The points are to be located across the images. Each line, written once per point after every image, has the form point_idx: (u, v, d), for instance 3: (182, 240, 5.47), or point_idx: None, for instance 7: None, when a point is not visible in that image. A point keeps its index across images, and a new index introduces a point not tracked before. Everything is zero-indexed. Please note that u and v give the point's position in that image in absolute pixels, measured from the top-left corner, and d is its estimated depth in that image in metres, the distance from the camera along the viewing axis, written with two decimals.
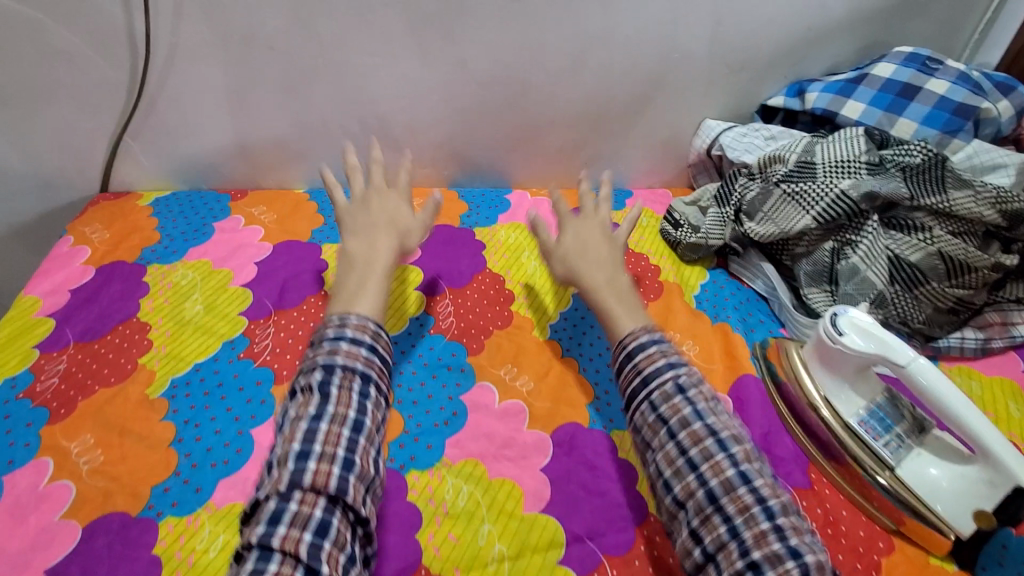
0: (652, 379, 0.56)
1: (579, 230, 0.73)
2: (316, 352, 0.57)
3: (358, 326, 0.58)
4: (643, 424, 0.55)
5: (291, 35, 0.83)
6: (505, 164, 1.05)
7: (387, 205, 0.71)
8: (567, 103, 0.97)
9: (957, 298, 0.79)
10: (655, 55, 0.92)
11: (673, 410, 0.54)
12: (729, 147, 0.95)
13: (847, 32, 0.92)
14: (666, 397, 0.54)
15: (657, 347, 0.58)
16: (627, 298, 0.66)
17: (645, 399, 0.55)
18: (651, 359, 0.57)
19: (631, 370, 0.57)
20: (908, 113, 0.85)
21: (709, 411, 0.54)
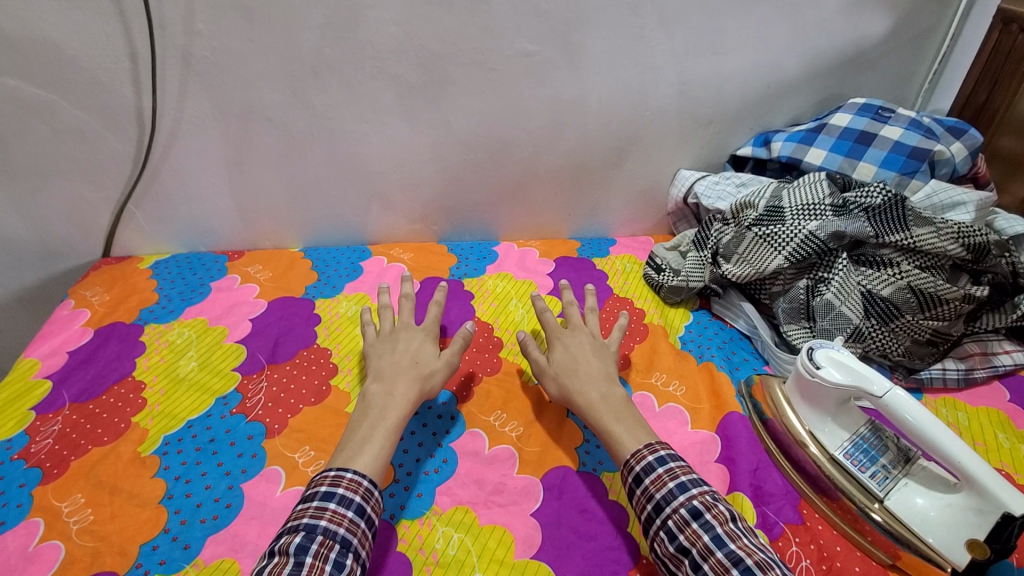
0: (661, 499, 0.58)
1: (574, 362, 0.73)
2: (317, 487, 0.57)
3: (352, 481, 0.57)
4: (665, 555, 0.56)
5: (288, 108, 0.90)
6: (492, 218, 1.10)
7: (412, 346, 0.75)
8: (548, 160, 1.03)
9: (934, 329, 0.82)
10: (627, 114, 0.99)
11: (691, 539, 0.54)
12: (704, 195, 1.00)
13: (803, 88, 1.00)
14: (682, 523, 0.55)
15: (664, 468, 0.60)
16: (620, 412, 0.67)
17: (661, 527, 0.57)
18: (659, 483, 0.59)
19: (643, 495, 0.59)
20: (866, 158, 0.91)
21: (727, 536, 0.53)
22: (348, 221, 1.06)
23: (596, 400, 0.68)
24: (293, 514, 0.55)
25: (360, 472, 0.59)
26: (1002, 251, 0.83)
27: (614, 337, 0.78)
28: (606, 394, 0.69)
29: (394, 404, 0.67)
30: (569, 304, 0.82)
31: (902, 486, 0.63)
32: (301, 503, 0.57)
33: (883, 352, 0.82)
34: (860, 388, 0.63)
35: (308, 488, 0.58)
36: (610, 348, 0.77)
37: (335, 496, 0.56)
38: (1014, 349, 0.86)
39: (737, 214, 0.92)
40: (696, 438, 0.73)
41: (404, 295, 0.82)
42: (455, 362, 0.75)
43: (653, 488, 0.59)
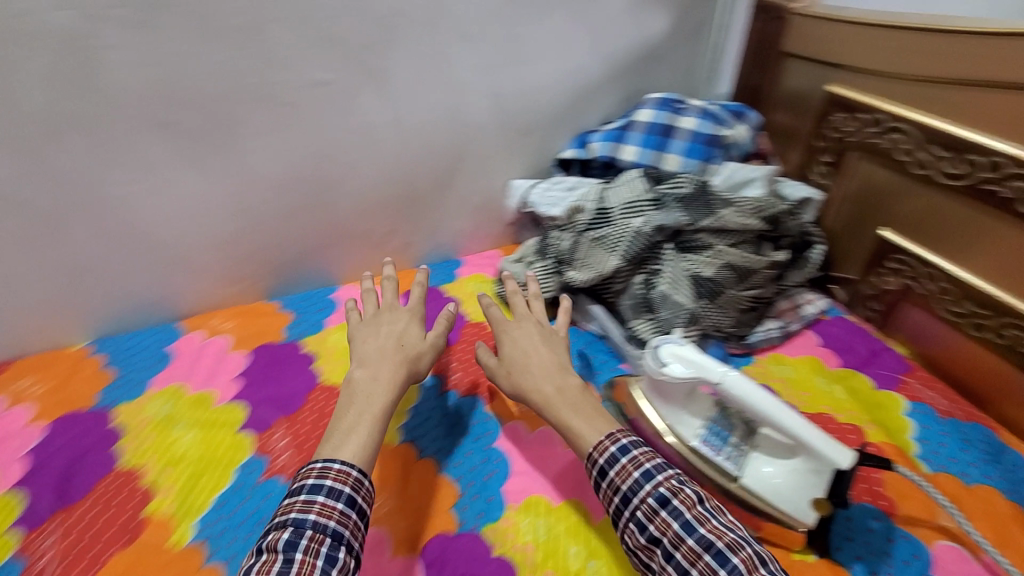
0: (625, 495, 0.57)
1: (528, 359, 0.73)
2: (268, 492, 0.55)
3: (340, 472, 0.56)
4: (636, 546, 0.56)
5: (26, 180, 0.71)
6: (326, 262, 1.00)
7: (398, 327, 0.77)
8: (374, 191, 0.95)
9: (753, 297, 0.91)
10: (447, 134, 0.95)
11: (662, 528, 0.54)
12: (540, 203, 1.01)
13: (608, 87, 1.04)
14: (651, 512, 0.55)
15: (627, 457, 0.59)
16: (578, 405, 0.66)
17: (630, 518, 0.56)
18: (621, 479, 0.58)
19: (609, 487, 0.59)
20: (672, 149, 0.98)
21: (696, 521, 0.53)
22: (147, 299, 0.89)
23: (552, 394, 0.68)
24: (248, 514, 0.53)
25: (351, 463, 0.58)
26: (792, 216, 0.94)
27: (561, 328, 0.80)
28: (578, 376, 0.70)
29: (399, 369, 0.70)
30: (512, 294, 0.85)
31: (752, 460, 0.67)
32: None
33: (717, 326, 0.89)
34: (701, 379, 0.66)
35: (257, 496, 0.55)
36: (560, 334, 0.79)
37: (320, 488, 0.54)
38: (815, 298, 0.99)
39: (569, 221, 0.93)
40: (570, 460, 0.72)
41: (386, 275, 0.85)
42: (440, 343, 0.79)
43: (616, 484, 0.58)
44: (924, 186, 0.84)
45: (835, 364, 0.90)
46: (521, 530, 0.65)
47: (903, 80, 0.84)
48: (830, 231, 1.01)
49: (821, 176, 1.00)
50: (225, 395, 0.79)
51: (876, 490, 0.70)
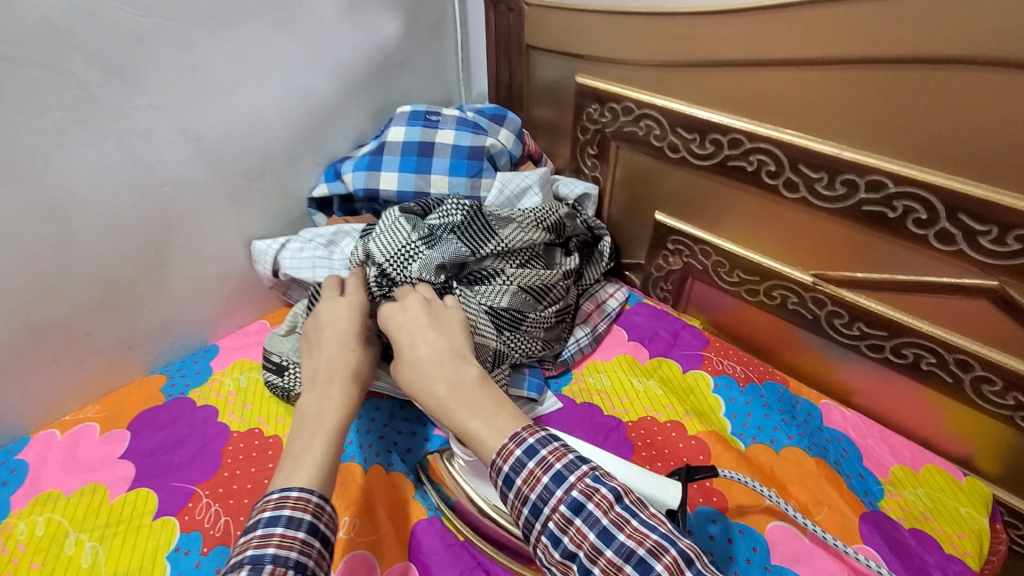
0: (532, 509, 0.46)
1: (411, 354, 0.58)
2: (285, 499, 0.46)
3: (298, 498, 0.46)
4: (552, 564, 0.45)
5: None
6: (3, 406, 0.72)
7: (337, 325, 0.65)
8: (45, 294, 0.70)
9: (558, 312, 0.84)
10: (137, 201, 0.73)
11: (577, 540, 0.44)
12: (292, 270, 0.83)
13: (347, 105, 0.89)
14: (564, 523, 0.45)
15: (535, 460, 0.47)
16: (477, 402, 0.52)
17: (542, 532, 0.46)
18: (526, 489, 0.46)
19: (517, 498, 0.47)
20: (435, 169, 0.87)
21: (616, 527, 0.44)
22: None
23: (447, 390, 0.53)
24: (264, 521, 0.44)
25: (311, 490, 0.47)
26: (573, 217, 0.90)
27: (452, 301, 0.66)
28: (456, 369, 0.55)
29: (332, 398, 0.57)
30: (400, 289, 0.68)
31: None
32: (268, 518, 0.45)
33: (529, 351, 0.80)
34: None
35: (272, 503, 0.46)
36: (450, 305, 0.65)
37: (293, 509, 0.45)
38: (615, 290, 0.97)
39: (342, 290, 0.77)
40: None
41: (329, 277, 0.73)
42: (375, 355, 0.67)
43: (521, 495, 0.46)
44: (678, 168, 0.85)
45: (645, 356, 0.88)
46: None
47: (642, 66, 0.82)
48: (612, 222, 1.00)
49: (592, 169, 0.97)
50: None
51: (707, 487, 0.69)
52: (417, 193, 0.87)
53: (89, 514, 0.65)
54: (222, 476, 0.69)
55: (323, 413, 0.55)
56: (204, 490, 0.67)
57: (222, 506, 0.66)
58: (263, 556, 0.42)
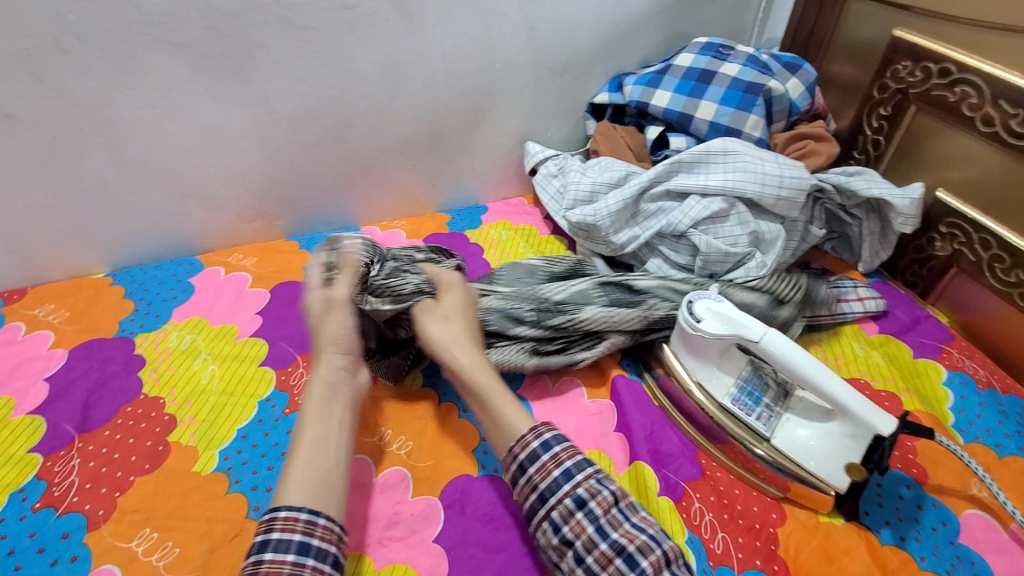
0: (539, 498, 0.54)
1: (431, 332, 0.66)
2: (276, 521, 0.48)
3: (288, 519, 0.48)
4: (548, 545, 0.53)
5: (37, 100, 0.69)
6: (346, 202, 0.95)
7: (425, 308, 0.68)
8: (397, 127, 0.90)
9: (797, 282, 0.77)
10: (476, 68, 0.88)
11: (575, 530, 0.51)
12: (535, 189, 0.96)
13: (651, 24, 0.97)
14: (567, 514, 0.52)
15: (549, 454, 0.55)
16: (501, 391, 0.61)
17: (544, 518, 0.53)
18: (535, 477, 0.54)
19: (527, 484, 0.55)
20: (707, 96, 0.90)
21: (611, 525, 0.51)
22: (162, 230, 0.86)
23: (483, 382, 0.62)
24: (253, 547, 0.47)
25: (314, 509, 0.49)
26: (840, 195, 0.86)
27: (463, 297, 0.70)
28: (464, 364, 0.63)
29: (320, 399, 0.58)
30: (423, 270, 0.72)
31: (785, 422, 0.65)
32: (255, 545, 0.47)
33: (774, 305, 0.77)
34: (739, 336, 0.63)
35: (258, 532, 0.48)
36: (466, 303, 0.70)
37: (282, 532, 0.47)
38: (867, 297, 0.87)
39: (574, 232, 0.86)
40: (593, 410, 0.71)
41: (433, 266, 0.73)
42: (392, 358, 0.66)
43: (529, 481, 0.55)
44: (989, 146, 0.77)
45: (870, 330, 0.86)
46: None
47: (973, 26, 0.77)
48: None
49: (875, 130, 0.93)
50: (246, 331, 0.77)
51: (908, 457, 0.68)
52: (681, 115, 0.90)
53: None
54: None
55: (320, 411, 0.57)
56: None
57: None
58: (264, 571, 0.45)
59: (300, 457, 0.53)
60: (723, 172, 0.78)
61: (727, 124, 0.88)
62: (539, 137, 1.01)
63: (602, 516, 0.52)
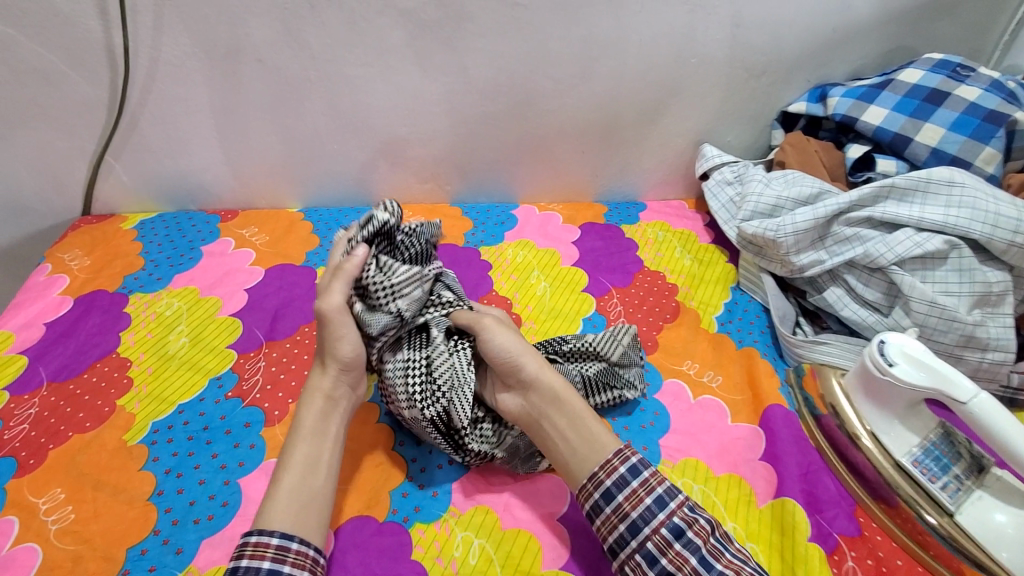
0: (631, 526, 0.50)
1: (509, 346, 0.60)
2: (252, 547, 0.47)
3: (258, 545, 0.47)
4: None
5: (281, 48, 0.78)
6: (510, 178, 0.98)
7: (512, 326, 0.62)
8: (575, 112, 0.90)
9: (1010, 345, 0.67)
10: (669, 60, 0.86)
11: (676, 563, 0.47)
12: (704, 194, 0.92)
13: (871, 33, 0.88)
14: (663, 545, 0.48)
15: (638, 480, 0.51)
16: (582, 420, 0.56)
17: (637, 550, 0.49)
18: (628, 504, 0.50)
19: (614, 513, 0.51)
20: (933, 119, 0.80)
21: (713, 556, 0.47)
22: (350, 178, 0.94)
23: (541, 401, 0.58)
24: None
25: (288, 533, 0.49)
26: None
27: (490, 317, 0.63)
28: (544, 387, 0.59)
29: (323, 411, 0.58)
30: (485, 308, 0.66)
31: (975, 500, 0.56)
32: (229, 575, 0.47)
33: (972, 365, 0.68)
34: (938, 390, 0.56)
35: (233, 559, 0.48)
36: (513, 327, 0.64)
37: (255, 558, 0.47)
38: None
39: (743, 244, 0.81)
40: (738, 434, 0.66)
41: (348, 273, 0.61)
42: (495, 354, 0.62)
43: (624, 507, 0.51)
44: None
45: None
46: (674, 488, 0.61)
47: None
48: None
49: None
50: None
51: None
52: (897, 136, 0.82)
53: (548, 267, 0.87)
54: (633, 290, 0.83)
55: (310, 431, 0.56)
56: (618, 293, 0.83)
57: (627, 311, 0.80)
58: None
59: (288, 479, 0.52)
60: (944, 206, 0.70)
61: (954, 154, 0.78)
62: (717, 140, 0.96)
63: (705, 544, 0.48)
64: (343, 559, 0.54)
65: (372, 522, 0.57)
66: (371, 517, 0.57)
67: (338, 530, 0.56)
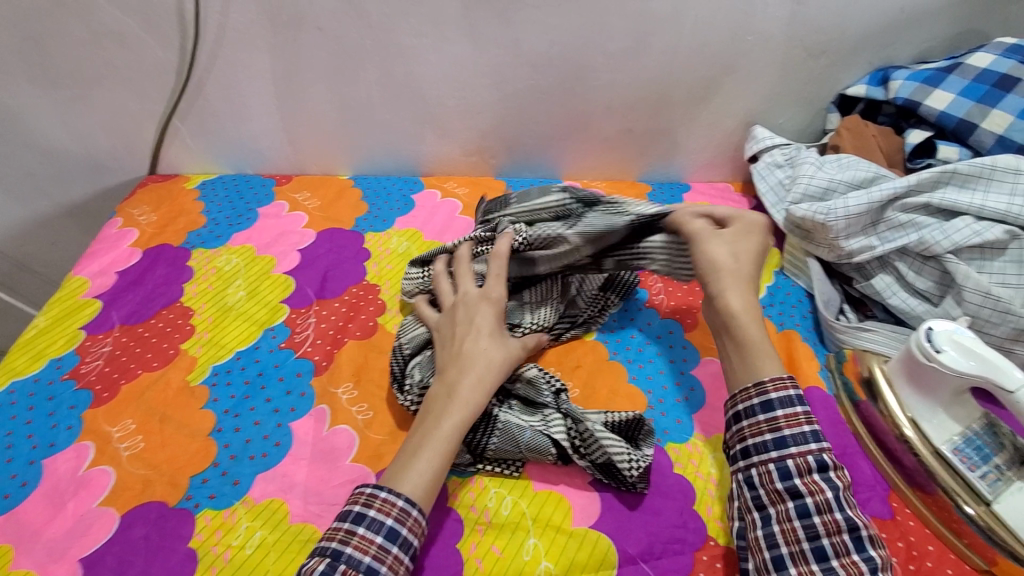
0: (776, 439, 0.52)
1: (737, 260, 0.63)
2: (384, 501, 0.50)
3: (386, 501, 0.50)
4: (764, 486, 0.51)
5: (342, 17, 0.81)
6: (555, 153, 0.98)
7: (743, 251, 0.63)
8: (625, 90, 0.90)
9: None
10: (725, 38, 0.84)
11: (811, 488, 0.50)
12: (752, 176, 0.91)
13: (941, 16, 0.84)
14: (804, 469, 0.50)
15: (803, 408, 0.53)
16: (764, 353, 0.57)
17: (773, 462, 0.52)
18: (796, 420, 0.52)
19: (766, 423, 0.53)
20: (1002, 105, 0.77)
21: (848, 500, 0.49)
22: (399, 148, 0.97)
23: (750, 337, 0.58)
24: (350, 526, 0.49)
25: (411, 499, 0.50)
26: None
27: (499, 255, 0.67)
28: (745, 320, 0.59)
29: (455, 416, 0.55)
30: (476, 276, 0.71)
31: (1015, 490, 0.55)
32: (354, 518, 0.49)
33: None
34: (989, 378, 0.55)
35: (362, 503, 0.50)
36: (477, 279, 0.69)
37: (383, 513, 0.49)
38: None
39: (791, 227, 0.80)
40: None
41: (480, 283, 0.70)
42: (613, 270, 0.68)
43: (787, 422, 0.53)
44: None
45: None
46: (706, 461, 0.62)
47: None
48: None
49: None
50: None
51: None
52: (962, 123, 0.79)
53: None
54: None
55: (460, 419, 0.55)
56: None
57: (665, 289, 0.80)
58: (348, 554, 0.47)
59: (430, 454, 0.53)
60: (1008, 196, 0.68)
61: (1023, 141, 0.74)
62: (769, 123, 0.94)
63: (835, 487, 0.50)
64: None
65: None
66: None
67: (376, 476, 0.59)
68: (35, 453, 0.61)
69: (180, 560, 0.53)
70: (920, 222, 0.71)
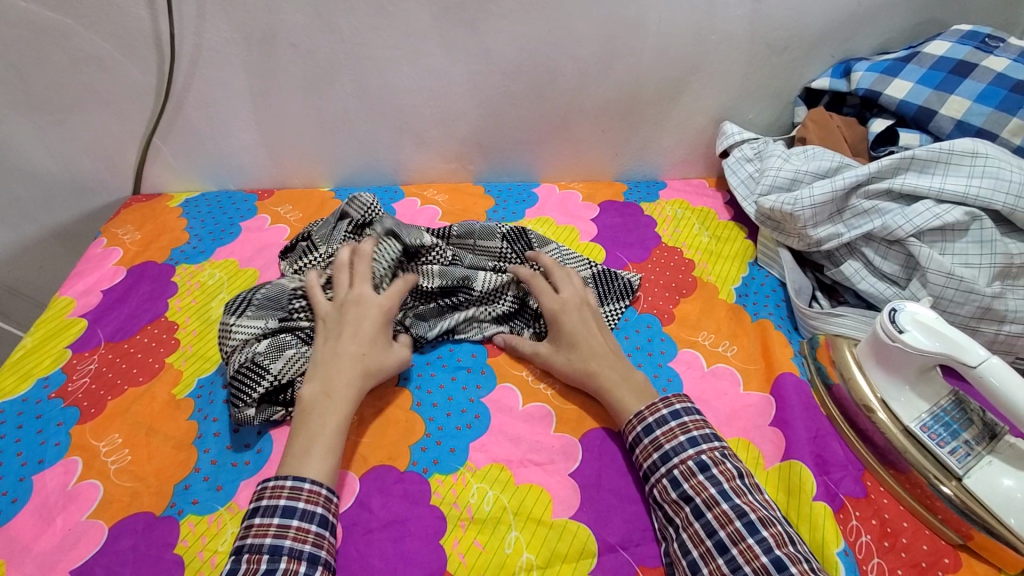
0: (663, 455, 0.56)
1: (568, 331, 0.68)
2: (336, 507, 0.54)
3: (275, 486, 0.53)
4: (666, 501, 0.55)
5: (314, 32, 0.82)
6: (532, 157, 1.00)
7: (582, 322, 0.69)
8: (595, 93, 0.92)
9: None
10: (689, 37, 0.86)
11: (696, 489, 0.53)
12: (723, 171, 0.93)
13: (898, 8, 0.87)
14: (688, 473, 0.54)
15: (677, 421, 0.58)
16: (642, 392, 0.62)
17: (665, 475, 0.55)
18: (674, 435, 0.57)
19: (651, 444, 0.58)
20: (959, 91, 0.79)
21: (734, 491, 0.52)
22: (378, 159, 0.99)
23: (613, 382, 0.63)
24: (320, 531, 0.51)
25: (301, 476, 0.53)
26: None
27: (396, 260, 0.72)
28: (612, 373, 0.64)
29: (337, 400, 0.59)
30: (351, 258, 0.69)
31: (984, 465, 0.58)
32: (319, 521, 0.52)
33: (989, 338, 0.68)
34: (950, 355, 0.57)
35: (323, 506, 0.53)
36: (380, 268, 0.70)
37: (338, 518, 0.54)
38: None
39: (761, 219, 0.82)
40: (749, 401, 0.67)
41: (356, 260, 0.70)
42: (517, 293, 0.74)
43: (666, 438, 0.57)
44: None
45: None
46: None
47: None
48: None
49: None
50: None
51: None
52: (921, 110, 0.81)
53: (567, 242, 0.89)
54: (649, 266, 0.85)
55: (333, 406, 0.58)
56: (635, 268, 0.84)
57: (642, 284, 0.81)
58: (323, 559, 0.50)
59: (323, 440, 0.56)
60: (967, 177, 0.70)
61: (980, 125, 0.77)
62: (738, 118, 0.96)
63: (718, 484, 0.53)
64: (368, 501, 0.58)
65: (394, 471, 0.61)
66: (392, 466, 0.61)
67: (361, 478, 0.60)
68: (23, 471, 0.62)
69: (168, 567, 0.54)
70: (884, 207, 0.73)
